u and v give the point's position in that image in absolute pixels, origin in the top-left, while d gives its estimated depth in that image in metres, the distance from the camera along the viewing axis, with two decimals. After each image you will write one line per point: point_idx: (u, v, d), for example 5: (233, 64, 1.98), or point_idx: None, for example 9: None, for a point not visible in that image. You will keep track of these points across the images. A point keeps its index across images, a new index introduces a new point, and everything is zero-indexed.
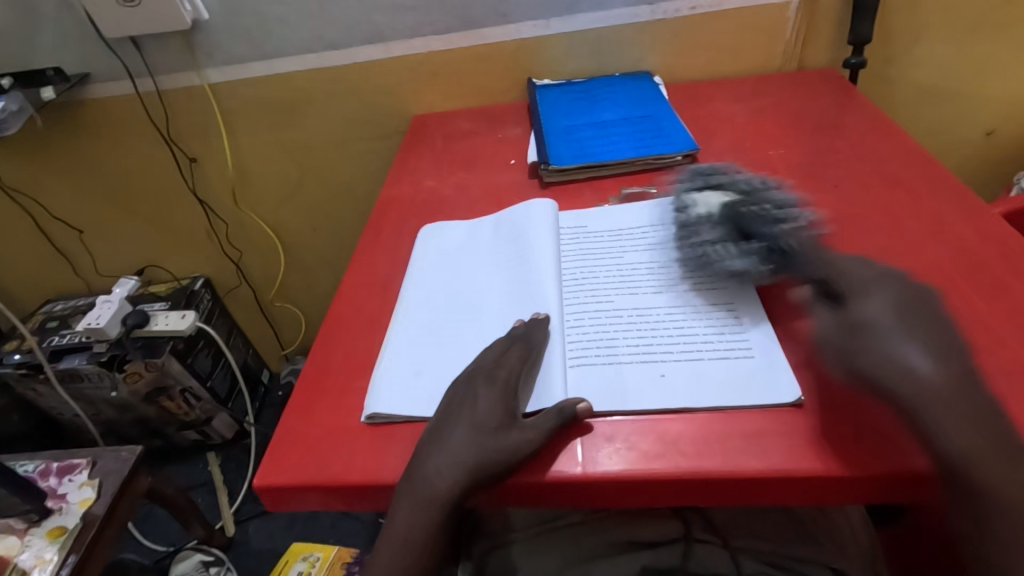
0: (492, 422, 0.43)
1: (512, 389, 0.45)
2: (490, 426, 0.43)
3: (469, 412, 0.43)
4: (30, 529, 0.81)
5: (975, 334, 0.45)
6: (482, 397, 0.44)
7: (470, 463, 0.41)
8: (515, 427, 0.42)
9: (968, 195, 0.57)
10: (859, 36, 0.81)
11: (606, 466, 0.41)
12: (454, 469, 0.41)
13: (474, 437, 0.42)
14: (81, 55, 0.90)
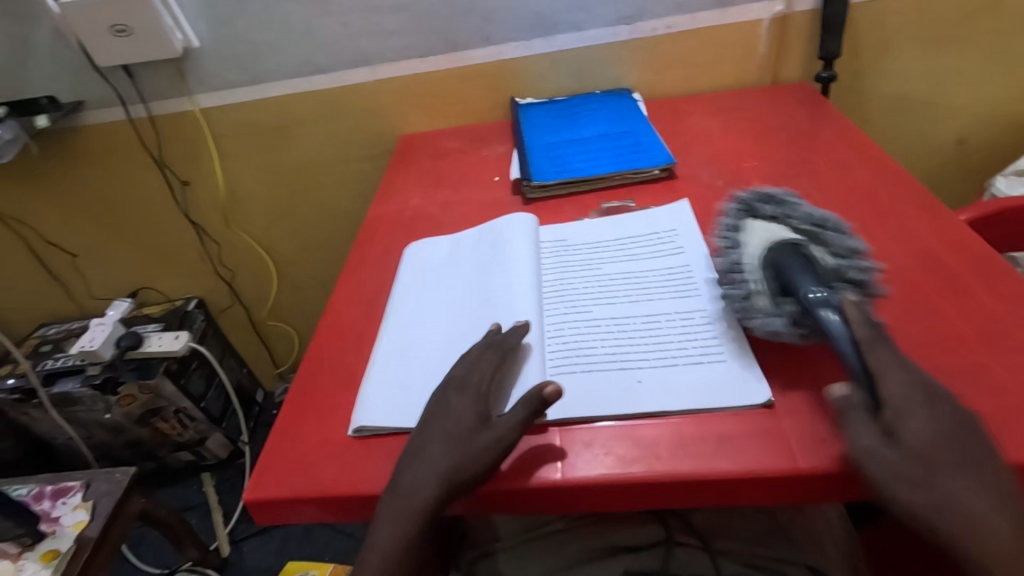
0: (465, 426, 0.44)
1: (484, 389, 0.46)
2: (463, 428, 0.44)
3: (445, 422, 0.45)
4: (23, 553, 0.81)
5: (937, 337, 0.47)
6: (456, 402, 0.46)
7: (451, 471, 0.42)
8: (485, 427, 0.44)
9: (932, 202, 0.60)
10: (829, 52, 0.84)
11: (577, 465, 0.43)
12: (435, 479, 0.42)
13: (451, 442, 0.43)
14: (75, 83, 0.92)
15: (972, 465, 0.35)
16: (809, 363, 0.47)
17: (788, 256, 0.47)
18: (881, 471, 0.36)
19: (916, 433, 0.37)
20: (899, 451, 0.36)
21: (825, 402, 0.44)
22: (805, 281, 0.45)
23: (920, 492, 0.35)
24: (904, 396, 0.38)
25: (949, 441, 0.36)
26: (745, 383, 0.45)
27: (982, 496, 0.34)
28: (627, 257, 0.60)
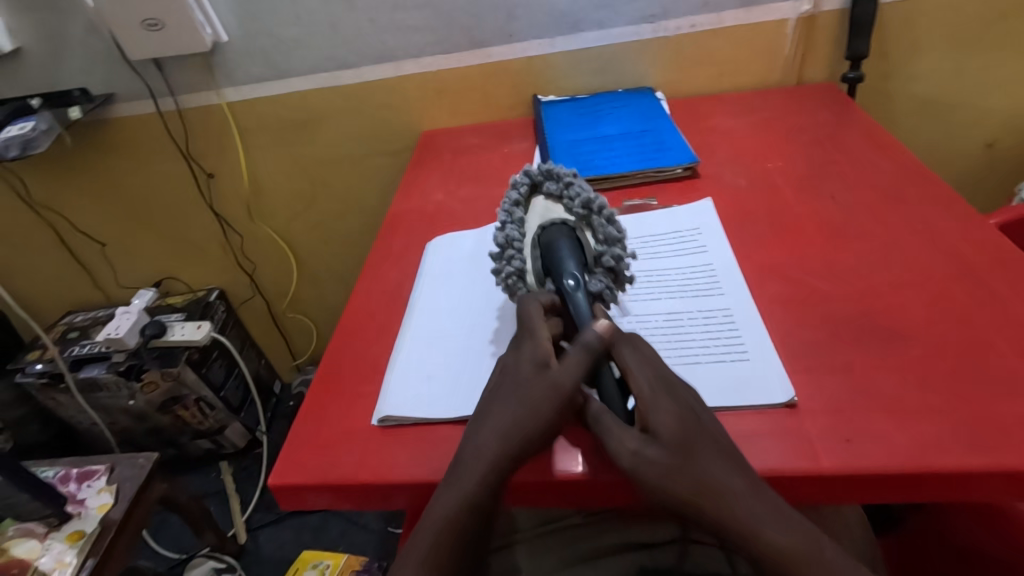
0: (529, 373, 0.43)
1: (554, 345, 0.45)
2: (527, 377, 0.43)
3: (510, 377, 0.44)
4: (50, 533, 0.83)
5: (965, 341, 0.46)
6: (521, 358, 0.44)
7: (518, 426, 0.41)
8: (552, 369, 0.43)
9: (962, 205, 0.59)
10: (856, 52, 0.83)
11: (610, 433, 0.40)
12: (503, 440, 0.41)
13: (520, 396, 0.42)
14: (107, 76, 0.94)
15: (712, 453, 0.38)
16: (833, 364, 0.46)
17: (563, 240, 0.50)
18: (651, 472, 0.38)
19: (662, 427, 0.39)
20: (658, 447, 0.38)
21: (849, 404, 0.43)
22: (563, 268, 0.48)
23: (669, 480, 0.37)
24: (652, 384, 0.41)
25: (689, 433, 0.39)
26: (769, 382, 0.45)
27: (733, 480, 0.37)
28: (650, 255, 0.60)
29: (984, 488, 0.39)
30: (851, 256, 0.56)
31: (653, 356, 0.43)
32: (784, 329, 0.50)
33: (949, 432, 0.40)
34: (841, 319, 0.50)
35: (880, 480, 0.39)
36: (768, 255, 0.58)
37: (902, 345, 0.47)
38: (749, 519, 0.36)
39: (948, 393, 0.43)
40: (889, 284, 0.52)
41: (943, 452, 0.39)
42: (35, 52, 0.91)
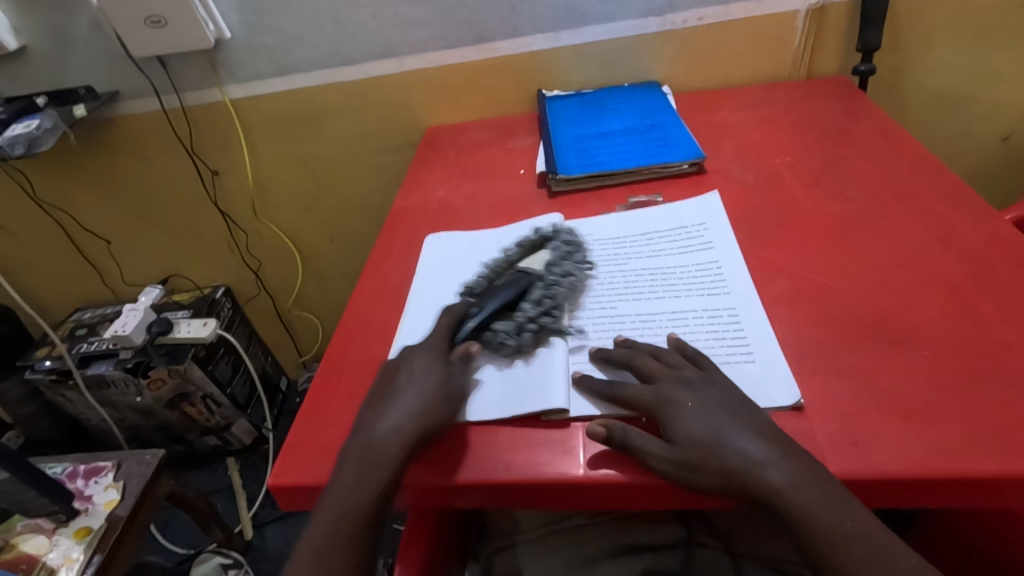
0: (434, 376, 0.46)
1: (445, 352, 0.48)
2: (424, 373, 0.47)
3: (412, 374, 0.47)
4: (58, 529, 0.84)
5: (979, 341, 0.45)
6: (421, 359, 0.48)
7: (416, 412, 0.44)
8: (450, 376, 0.46)
9: (976, 201, 0.57)
10: (868, 44, 0.81)
11: (640, 446, 0.41)
12: (398, 423, 0.44)
13: (420, 389, 0.45)
14: (111, 74, 0.94)
15: (749, 427, 0.40)
16: (841, 364, 0.45)
17: (512, 279, 0.54)
18: (690, 458, 0.40)
19: (688, 427, 0.41)
20: (698, 430, 0.41)
21: (858, 405, 0.42)
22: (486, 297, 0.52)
23: (696, 473, 0.39)
24: (673, 381, 0.44)
25: (709, 421, 0.41)
26: (774, 384, 0.44)
27: (755, 448, 0.39)
28: (654, 253, 0.59)
29: (998, 493, 0.38)
30: (861, 253, 0.55)
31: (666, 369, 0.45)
32: (791, 329, 0.49)
33: (961, 435, 0.39)
34: (850, 318, 0.49)
35: (889, 485, 0.38)
36: (775, 252, 0.57)
37: (913, 345, 0.46)
38: (786, 483, 0.38)
39: (960, 395, 0.42)
40: (900, 282, 0.51)
41: (954, 455, 0.38)
42: (40, 50, 0.92)
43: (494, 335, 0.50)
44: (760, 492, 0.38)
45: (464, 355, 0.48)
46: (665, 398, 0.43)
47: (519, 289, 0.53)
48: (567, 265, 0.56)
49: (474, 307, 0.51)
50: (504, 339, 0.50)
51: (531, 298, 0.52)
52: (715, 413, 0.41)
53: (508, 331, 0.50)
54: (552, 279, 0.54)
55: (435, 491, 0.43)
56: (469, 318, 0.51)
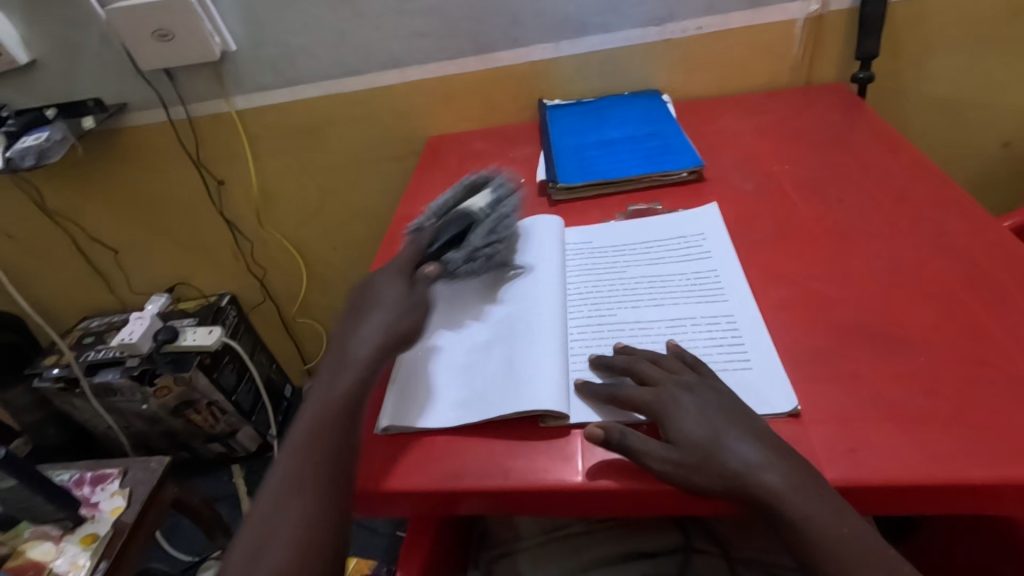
0: (399, 293, 0.52)
1: (411, 271, 0.55)
2: (400, 295, 0.52)
3: (385, 303, 0.51)
4: (64, 536, 0.84)
5: (974, 348, 0.45)
6: (385, 280, 0.53)
7: (389, 326, 0.49)
8: (410, 292, 0.52)
9: (973, 208, 0.58)
10: (866, 52, 0.81)
11: (640, 447, 0.41)
12: (372, 337, 0.49)
13: (392, 305, 0.51)
14: (119, 87, 0.96)
15: (751, 431, 0.41)
16: (839, 372, 0.46)
17: (455, 217, 0.59)
18: (692, 457, 0.40)
19: (687, 428, 0.42)
20: (700, 431, 0.41)
21: (854, 412, 0.43)
22: (435, 231, 0.58)
23: (695, 473, 0.40)
24: (676, 383, 0.44)
25: (711, 424, 0.42)
26: (772, 391, 0.45)
27: (755, 454, 0.40)
28: (652, 260, 0.60)
29: (995, 500, 0.38)
30: (858, 261, 0.55)
31: (667, 372, 0.46)
32: (789, 336, 0.49)
33: (959, 443, 0.39)
34: (848, 326, 0.49)
35: (887, 492, 0.39)
36: (773, 260, 0.57)
37: (911, 352, 0.46)
38: (787, 487, 0.38)
39: (957, 401, 0.42)
40: (897, 289, 0.51)
41: (952, 463, 0.38)
42: (50, 63, 0.93)
43: (450, 262, 0.57)
44: (759, 496, 0.38)
45: (425, 276, 0.54)
46: (665, 399, 0.43)
47: (466, 224, 0.58)
48: (507, 204, 0.61)
49: (428, 239, 0.58)
50: (456, 266, 0.57)
51: (483, 228, 0.58)
52: (718, 416, 0.42)
53: (460, 260, 0.57)
54: (493, 215, 0.59)
55: (438, 499, 0.44)
56: (426, 251, 0.57)
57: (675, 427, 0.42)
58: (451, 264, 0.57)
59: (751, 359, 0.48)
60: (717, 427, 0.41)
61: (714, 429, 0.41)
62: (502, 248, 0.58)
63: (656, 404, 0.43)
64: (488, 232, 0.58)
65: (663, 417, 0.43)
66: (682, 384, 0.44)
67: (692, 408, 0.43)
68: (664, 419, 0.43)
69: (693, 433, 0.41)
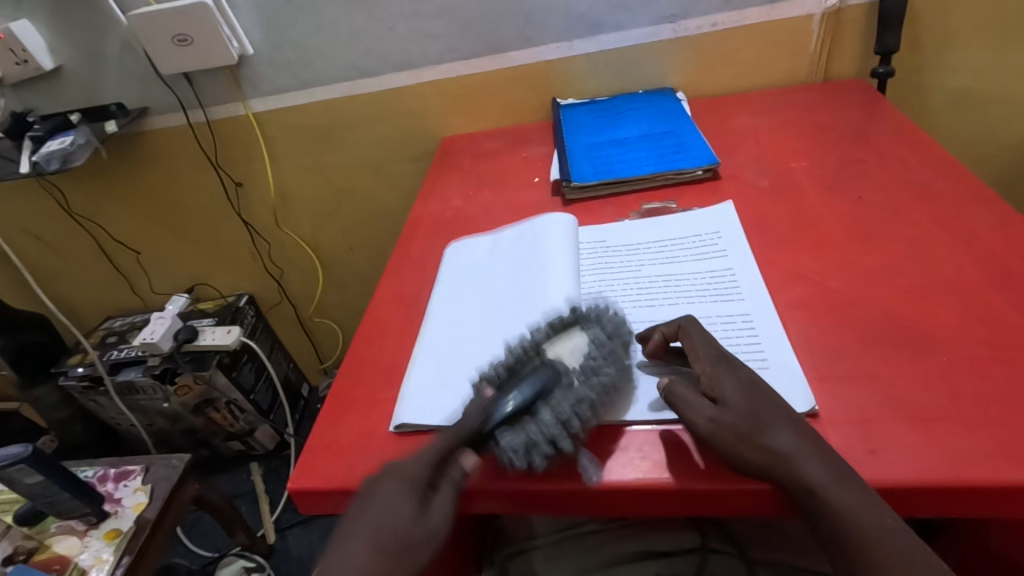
0: (406, 517, 0.39)
1: (447, 462, 0.41)
2: (393, 523, 0.38)
3: (376, 523, 0.39)
4: (89, 531, 0.86)
5: (1000, 347, 0.44)
6: (389, 486, 0.40)
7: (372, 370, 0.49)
8: (423, 517, 0.39)
9: (998, 204, 0.56)
10: (885, 46, 0.80)
11: (688, 409, 0.42)
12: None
13: (377, 536, 0.38)
14: (140, 91, 0.98)
15: (779, 418, 0.40)
16: (859, 371, 0.45)
17: (535, 375, 0.44)
18: (725, 437, 0.40)
19: (731, 398, 0.42)
20: (730, 413, 0.41)
21: (874, 413, 0.42)
22: (502, 396, 0.43)
23: (735, 444, 0.40)
24: (711, 359, 0.44)
25: (746, 409, 0.41)
26: (790, 390, 0.44)
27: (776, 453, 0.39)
28: (667, 259, 0.60)
29: (1020, 503, 0.37)
30: (878, 259, 0.54)
31: (707, 339, 0.46)
32: (807, 334, 0.49)
33: (985, 444, 0.39)
34: (869, 324, 0.48)
35: (909, 493, 0.38)
36: (791, 258, 0.57)
37: (934, 352, 0.45)
38: (818, 476, 0.37)
39: (980, 402, 0.41)
40: (919, 288, 0.50)
41: (976, 465, 0.38)
42: (75, 69, 0.96)
43: (503, 450, 0.42)
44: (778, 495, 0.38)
45: (457, 477, 0.41)
46: (715, 369, 0.44)
47: (542, 392, 0.43)
48: (607, 364, 0.46)
49: (495, 417, 0.42)
50: (517, 461, 0.41)
51: (553, 405, 0.43)
52: (755, 398, 0.42)
53: (516, 449, 0.41)
54: (576, 382, 0.44)
55: (457, 498, 0.44)
56: (473, 429, 0.42)
57: (722, 393, 0.42)
58: (513, 458, 0.41)
59: (770, 358, 0.47)
60: (748, 410, 0.41)
61: (750, 411, 0.41)
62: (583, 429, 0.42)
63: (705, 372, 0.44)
64: (561, 409, 0.42)
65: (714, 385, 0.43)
66: (721, 358, 0.44)
67: (733, 383, 0.43)
68: (714, 386, 0.43)
69: (733, 406, 0.41)
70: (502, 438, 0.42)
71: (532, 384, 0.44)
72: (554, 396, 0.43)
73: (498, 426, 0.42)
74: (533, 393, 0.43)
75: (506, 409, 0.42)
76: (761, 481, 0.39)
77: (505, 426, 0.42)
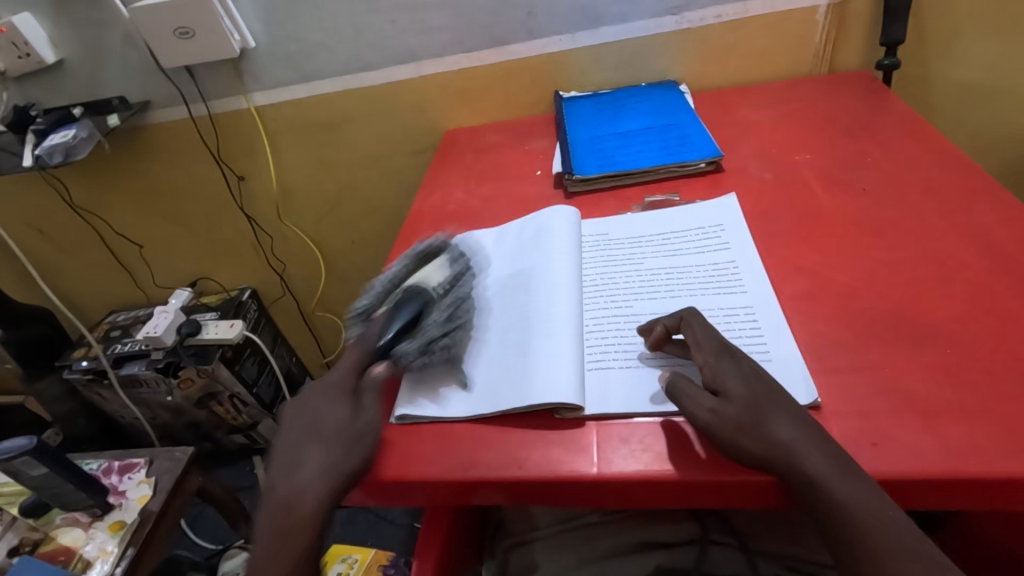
0: (342, 419, 0.45)
1: (357, 374, 0.48)
2: (337, 424, 0.45)
3: (315, 424, 0.45)
4: (93, 523, 0.87)
5: (1004, 338, 0.44)
6: (319, 398, 0.47)
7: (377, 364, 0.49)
8: (361, 412, 0.46)
9: (1005, 197, 0.56)
10: (891, 38, 0.79)
11: (688, 400, 0.42)
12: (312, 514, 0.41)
13: (323, 435, 0.44)
14: (143, 85, 0.98)
15: (781, 410, 0.40)
16: (862, 364, 0.45)
17: (408, 298, 0.51)
18: (725, 428, 0.40)
19: (733, 392, 0.41)
20: (730, 405, 0.41)
21: (877, 406, 0.42)
22: (386, 319, 0.50)
23: (737, 437, 0.39)
24: (713, 350, 0.44)
25: (750, 402, 0.41)
26: (793, 382, 0.44)
27: (782, 444, 0.39)
28: (670, 252, 0.59)
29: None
30: (882, 251, 0.54)
31: (711, 332, 0.46)
32: (809, 327, 0.49)
33: (988, 436, 0.38)
34: (872, 317, 0.48)
35: (912, 485, 0.38)
36: (794, 251, 0.56)
37: (938, 344, 0.45)
38: (819, 467, 0.37)
39: (985, 395, 0.41)
40: (923, 281, 0.50)
41: (979, 458, 0.37)
42: (77, 63, 0.95)
43: (402, 357, 0.49)
44: None
45: (373, 383, 0.48)
46: (717, 363, 0.43)
47: (419, 308, 0.51)
48: (458, 286, 0.55)
49: (376, 329, 0.49)
50: (410, 360, 0.49)
51: (436, 313, 0.52)
52: (759, 392, 0.41)
53: (415, 350, 0.49)
54: (443, 299, 0.53)
55: (457, 488, 0.44)
56: (371, 345, 0.49)
57: (722, 385, 0.42)
58: (405, 357, 0.49)
59: (773, 351, 0.47)
60: (750, 404, 0.41)
61: (752, 404, 0.41)
62: (459, 335, 0.52)
63: (707, 366, 0.44)
64: (436, 313, 0.52)
65: (716, 378, 0.43)
66: (725, 352, 0.44)
67: (736, 375, 0.42)
68: (716, 380, 0.43)
69: (735, 400, 0.41)
70: (392, 343, 0.49)
71: (409, 298, 0.51)
72: (428, 306, 0.52)
73: (386, 334, 0.49)
74: (411, 303, 0.51)
75: (390, 325, 0.49)
76: (762, 473, 0.39)
77: (401, 335, 0.50)
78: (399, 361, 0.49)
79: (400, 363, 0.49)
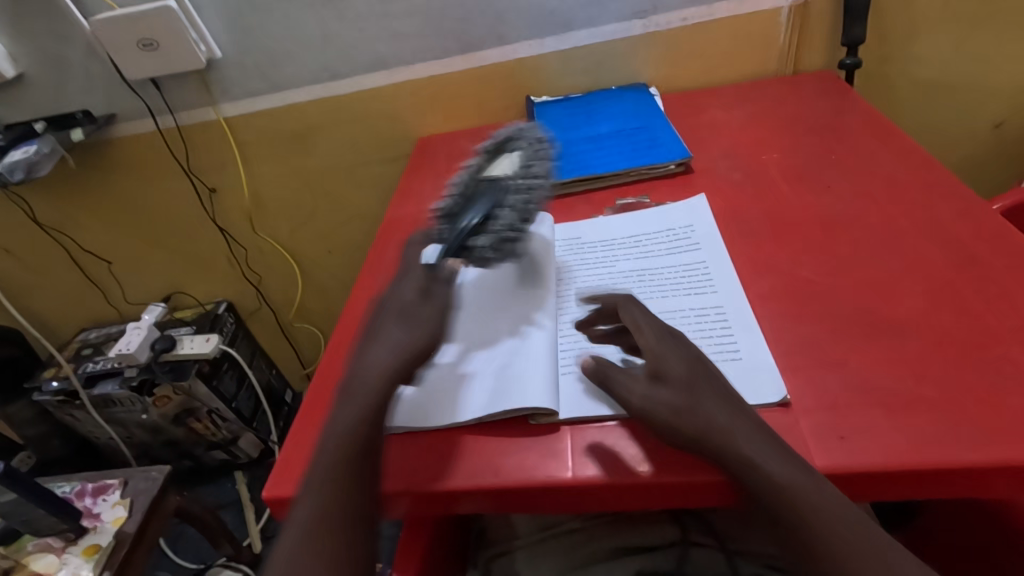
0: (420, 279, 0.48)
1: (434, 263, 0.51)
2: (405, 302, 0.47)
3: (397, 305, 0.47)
4: (67, 548, 0.85)
5: (965, 330, 0.45)
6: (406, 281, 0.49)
7: (404, 344, 0.44)
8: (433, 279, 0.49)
9: (964, 191, 0.57)
10: (852, 38, 0.81)
11: (622, 386, 0.43)
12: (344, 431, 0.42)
13: (403, 314, 0.46)
14: (106, 98, 0.96)
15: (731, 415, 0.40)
16: (829, 360, 0.45)
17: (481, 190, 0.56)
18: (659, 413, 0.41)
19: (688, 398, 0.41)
20: (666, 391, 0.41)
21: (845, 401, 0.42)
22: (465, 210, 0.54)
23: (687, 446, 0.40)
24: (661, 345, 0.44)
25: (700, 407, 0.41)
26: (761, 380, 0.45)
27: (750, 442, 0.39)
28: (641, 254, 0.60)
29: (987, 484, 0.38)
30: (847, 248, 0.55)
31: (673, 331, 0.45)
32: (779, 324, 0.49)
33: (951, 427, 0.39)
34: (839, 313, 0.49)
35: (880, 477, 0.38)
36: (763, 250, 0.57)
37: (902, 338, 0.46)
38: (780, 468, 0.38)
39: (947, 386, 0.42)
40: (888, 276, 0.51)
41: (943, 448, 0.38)
42: (38, 78, 0.93)
43: (477, 248, 0.53)
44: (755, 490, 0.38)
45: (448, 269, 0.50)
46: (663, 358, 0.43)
47: (496, 199, 0.55)
48: (536, 163, 0.60)
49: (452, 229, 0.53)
50: (484, 250, 0.53)
51: (508, 204, 0.55)
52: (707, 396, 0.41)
53: (487, 243, 0.53)
54: (523, 179, 0.57)
55: (432, 499, 0.44)
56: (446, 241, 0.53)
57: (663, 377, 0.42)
58: (483, 247, 0.53)
59: (744, 350, 0.47)
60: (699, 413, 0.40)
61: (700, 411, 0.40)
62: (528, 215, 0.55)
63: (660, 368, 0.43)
64: (505, 204, 0.55)
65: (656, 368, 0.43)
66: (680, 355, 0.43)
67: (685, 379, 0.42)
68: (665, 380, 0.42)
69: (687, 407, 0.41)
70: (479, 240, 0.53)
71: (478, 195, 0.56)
72: (505, 197, 0.56)
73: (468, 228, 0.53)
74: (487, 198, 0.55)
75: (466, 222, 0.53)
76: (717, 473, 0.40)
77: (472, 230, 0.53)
78: (483, 248, 0.53)
79: (483, 250, 0.53)
